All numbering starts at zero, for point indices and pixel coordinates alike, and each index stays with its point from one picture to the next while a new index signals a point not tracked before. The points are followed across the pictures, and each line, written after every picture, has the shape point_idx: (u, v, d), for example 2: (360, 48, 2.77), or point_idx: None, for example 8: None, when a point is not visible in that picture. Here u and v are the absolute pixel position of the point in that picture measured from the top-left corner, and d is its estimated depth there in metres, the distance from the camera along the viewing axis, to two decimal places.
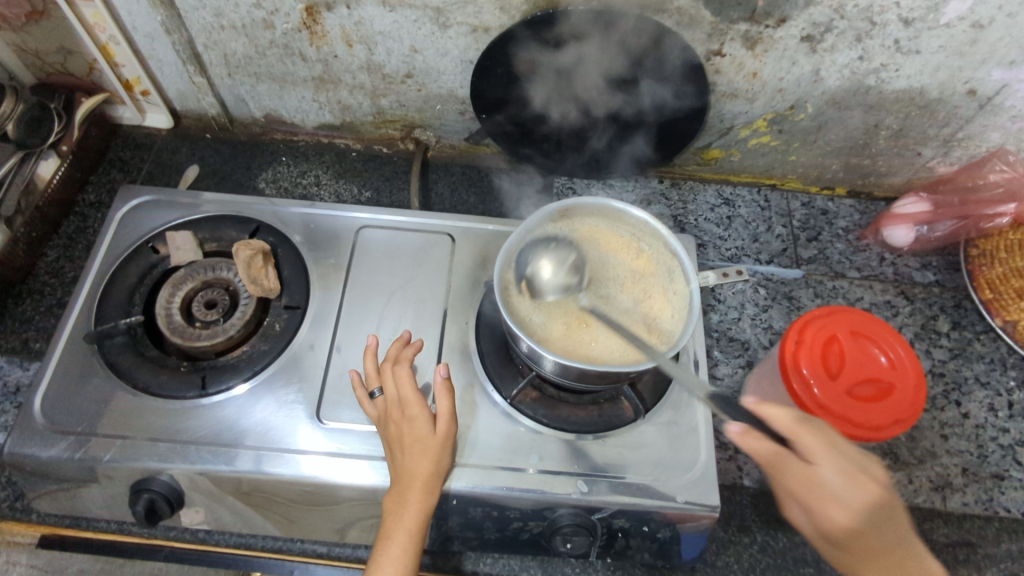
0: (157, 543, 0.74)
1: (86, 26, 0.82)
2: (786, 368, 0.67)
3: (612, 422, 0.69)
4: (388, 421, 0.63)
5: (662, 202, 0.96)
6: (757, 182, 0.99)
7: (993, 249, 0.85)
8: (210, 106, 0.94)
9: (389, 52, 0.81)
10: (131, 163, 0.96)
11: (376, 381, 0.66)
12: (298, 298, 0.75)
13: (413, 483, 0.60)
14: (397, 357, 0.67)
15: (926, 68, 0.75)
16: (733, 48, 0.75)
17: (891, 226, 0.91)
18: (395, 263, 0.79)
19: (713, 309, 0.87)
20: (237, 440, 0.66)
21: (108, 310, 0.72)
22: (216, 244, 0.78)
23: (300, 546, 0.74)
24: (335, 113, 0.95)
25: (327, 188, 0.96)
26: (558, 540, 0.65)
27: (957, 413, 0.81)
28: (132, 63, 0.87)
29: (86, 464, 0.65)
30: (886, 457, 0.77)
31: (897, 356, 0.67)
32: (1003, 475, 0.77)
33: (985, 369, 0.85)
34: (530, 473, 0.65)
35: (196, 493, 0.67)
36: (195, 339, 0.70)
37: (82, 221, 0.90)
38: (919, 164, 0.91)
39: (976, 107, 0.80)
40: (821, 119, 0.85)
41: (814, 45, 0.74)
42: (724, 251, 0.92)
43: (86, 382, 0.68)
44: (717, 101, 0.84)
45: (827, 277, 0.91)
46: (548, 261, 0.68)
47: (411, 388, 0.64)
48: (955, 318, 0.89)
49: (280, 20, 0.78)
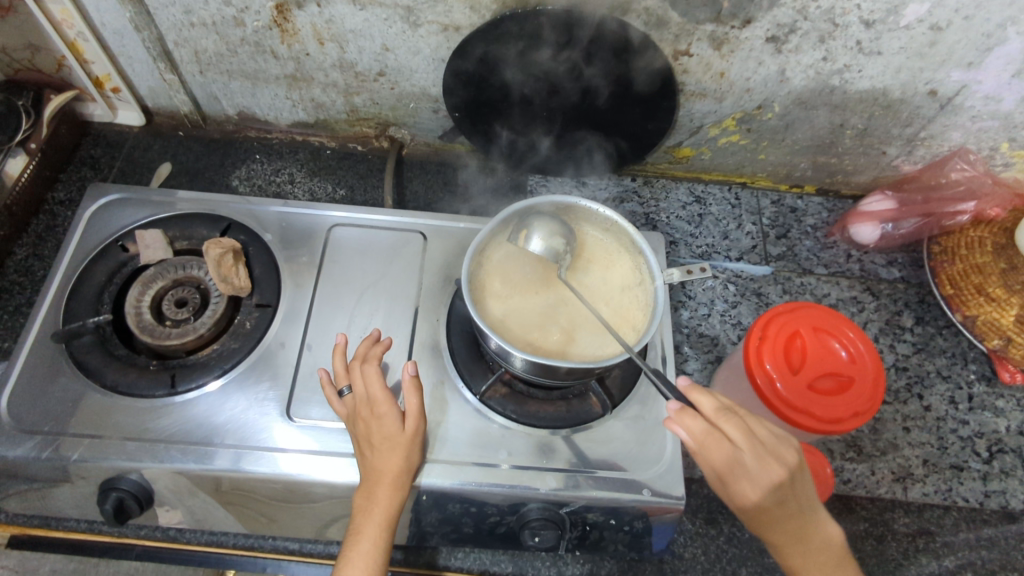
0: (128, 542, 0.74)
1: (54, 23, 0.81)
2: (751, 363, 0.68)
3: (581, 417, 0.70)
4: (357, 420, 0.64)
5: (634, 200, 0.97)
6: (728, 180, 1.00)
7: (954, 246, 0.87)
8: (183, 103, 0.94)
9: (360, 50, 0.82)
10: (102, 161, 0.95)
11: (345, 380, 0.66)
12: (269, 296, 0.75)
13: (382, 480, 0.60)
14: (366, 356, 0.67)
15: (888, 69, 0.77)
16: (700, 49, 0.77)
17: (857, 224, 0.93)
18: (368, 261, 0.79)
19: (684, 306, 0.88)
20: (207, 437, 0.66)
21: (77, 309, 0.72)
22: (187, 242, 0.78)
23: (271, 543, 0.73)
24: (309, 111, 0.95)
25: (301, 186, 0.96)
26: (527, 534, 0.66)
27: (919, 406, 0.83)
28: (102, 60, 0.86)
29: (54, 464, 0.64)
30: (849, 449, 0.79)
31: (857, 350, 0.69)
32: (961, 466, 0.80)
33: (946, 363, 0.87)
34: (500, 469, 0.66)
35: (165, 491, 0.67)
36: (165, 337, 0.70)
37: (52, 219, 0.89)
38: (884, 163, 0.93)
39: (937, 107, 0.82)
40: (788, 119, 0.86)
41: (779, 46, 0.75)
42: (694, 248, 0.94)
43: (54, 381, 0.68)
44: (686, 101, 0.85)
45: (795, 274, 0.93)
46: (524, 261, 0.69)
47: (380, 387, 0.64)
48: (919, 314, 0.91)
49: (250, 17, 0.78)
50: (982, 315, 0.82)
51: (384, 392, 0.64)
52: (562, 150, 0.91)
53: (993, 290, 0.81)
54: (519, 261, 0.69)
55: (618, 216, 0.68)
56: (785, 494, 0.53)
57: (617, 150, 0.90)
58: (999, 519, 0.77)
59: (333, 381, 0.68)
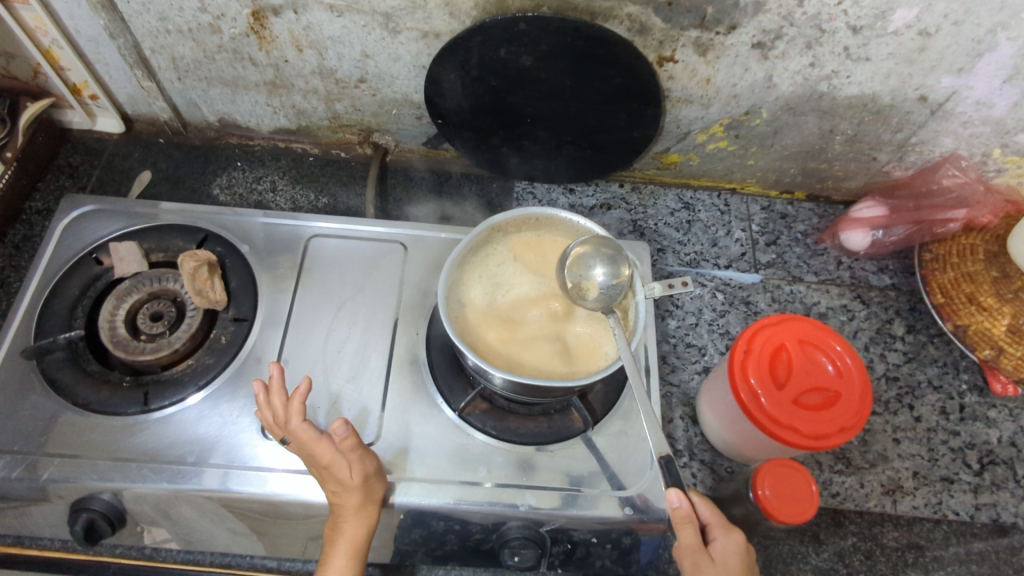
0: (104, 560, 0.73)
1: (27, 31, 0.80)
2: (735, 376, 0.67)
3: (562, 433, 0.69)
4: (310, 463, 0.61)
5: (622, 207, 0.96)
6: (717, 186, 0.99)
7: (945, 254, 0.85)
8: (162, 110, 0.93)
9: (340, 57, 0.80)
10: (81, 169, 0.94)
11: (278, 431, 0.62)
12: (245, 310, 0.73)
13: (346, 513, 0.60)
14: (286, 411, 0.60)
15: (877, 74, 0.75)
16: (685, 55, 0.75)
17: (848, 230, 0.92)
18: (347, 273, 0.78)
19: (671, 315, 0.87)
20: (182, 456, 0.65)
21: (49, 324, 0.70)
22: (163, 254, 0.76)
23: (249, 561, 0.74)
24: (291, 118, 0.93)
25: (282, 194, 0.94)
26: (507, 553, 0.64)
27: (909, 417, 0.82)
28: (78, 68, 0.85)
29: (24, 483, 0.63)
30: (838, 462, 0.78)
31: (844, 364, 0.67)
32: (952, 478, 0.79)
33: (938, 372, 0.86)
34: (480, 486, 0.65)
35: (138, 511, 0.66)
36: (139, 352, 0.68)
37: (28, 229, 0.88)
38: (875, 169, 0.92)
39: (928, 113, 0.80)
40: (777, 124, 0.85)
41: (765, 51, 0.74)
42: (683, 256, 0.92)
43: (24, 399, 0.67)
44: (672, 106, 0.84)
45: (785, 282, 0.92)
46: (533, 260, 0.70)
47: (314, 440, 0.59)
48: (910, 322, 0.90)
49: (226, 24, 0.76)
50: (973, 325, 0.80)
51: (321, 444, 0.59)
52: (548, 157, 0.90)
53: (985, 299, 0.80)
54: (531, 260, 0.70)
55: (638, 283, 0.64)
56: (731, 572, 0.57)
57: (601, 157, 0.88)
58: (989, 532, 0.76)
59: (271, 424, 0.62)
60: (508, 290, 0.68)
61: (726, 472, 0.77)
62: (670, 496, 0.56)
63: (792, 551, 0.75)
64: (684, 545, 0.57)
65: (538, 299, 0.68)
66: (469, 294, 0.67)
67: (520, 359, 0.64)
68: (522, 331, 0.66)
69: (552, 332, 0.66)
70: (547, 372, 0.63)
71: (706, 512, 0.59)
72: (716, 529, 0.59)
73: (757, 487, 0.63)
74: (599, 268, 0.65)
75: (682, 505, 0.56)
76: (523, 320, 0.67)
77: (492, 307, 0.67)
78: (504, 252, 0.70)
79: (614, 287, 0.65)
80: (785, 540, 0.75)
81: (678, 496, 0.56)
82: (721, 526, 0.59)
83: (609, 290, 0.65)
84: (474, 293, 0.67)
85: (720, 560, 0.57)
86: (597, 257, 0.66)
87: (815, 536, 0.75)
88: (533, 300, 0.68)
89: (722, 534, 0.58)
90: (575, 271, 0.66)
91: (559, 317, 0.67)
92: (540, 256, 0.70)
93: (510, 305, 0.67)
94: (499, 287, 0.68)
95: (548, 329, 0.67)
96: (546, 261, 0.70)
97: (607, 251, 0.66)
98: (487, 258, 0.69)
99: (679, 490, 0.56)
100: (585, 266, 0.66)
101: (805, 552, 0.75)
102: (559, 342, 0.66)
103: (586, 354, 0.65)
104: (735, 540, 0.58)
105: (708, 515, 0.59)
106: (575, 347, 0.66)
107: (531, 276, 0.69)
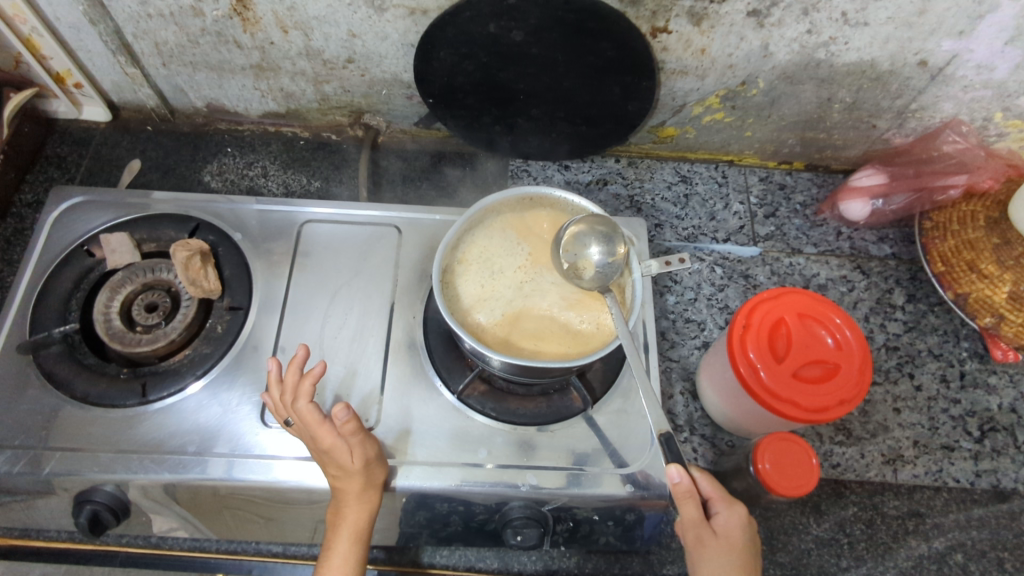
0: (111, 550, 0.73)
1: (6, 19, 0.78)
2: (734, 351, 0.66)
3: (561, 413, 0.69)
4: (312, 447, 0.61)
5: (618, 182, 0.95)
6: (714, 158, 0.98)
7: (945, 221, 0.84)
8: (148, 97, 0.91)
9: (326, 37, 0.78)
10: (69, 159, 0.92)
11: (285, 412, 0.63)
12: (241, 298, 0.73)
13: (346, 499, 0.60)
14: (295, 391, 0.61)
15: (876, 40, 0.73)
16: (679, 25, 0.73)
17: (848, 201, 0.91)
18: (342, 257, 0.77)
19: (670, 291, 0.86)
20: (183, 446, 0.65)
21: (43, 319, 0.70)
22: (155, 244, 0.76)
23: (255, 546, 0.74)
24: (279, 101, 0.92)
25: (274, 179, 0.93)
26: (509, 533, 0.64)
27: (910, 386, 0.82)
28: (60, 56, 0.83)
29: (26, 478, 0.63)
30: (838, 433, 0.78)
31: (843, 337, 0.67)
32: (953, 446, 0.79)
33: (938, 341, 0.86)
34: (481, 468, 0.65)
35: (143, 502, 0.66)
36: (136, 344, 0.68)
37: (19, 222, 0.87)
38: (875, 136, 0.90)
39: (927, 78, 0.78)
40: (774, 94, 0.84)
41: (761, 19, 0.72)
42: (680, 230, 0.91)
43: (22, 394, 0.67)
44: (668, 79, 0.82)
45: (783, 253, 0.91)
46: (527, 238, 0.69)
47: (317, 422, 0.60)
48: (911, 291, 0.89)
49: (209, 7, 0.75)
50: (974, 292, 0.79)
51: (323, 427, 0.59)
52: None
53: (986, 267, 0.79)
54: (524, 238, 0.69)
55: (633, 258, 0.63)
56: (734, 545, 0.57)
57: (597, 133, 0.87)
58: (990, 498, 0.77)
59: (277, 406, 0.63)
60: (501, 270, 0.67)
61: (727, 446, 0.77)
62: (670, 472, 0.56)
63: (793, 522, 0.75)
64: (686, 519, 0.58)
65: (532, 277, 0.68)
66: (463, 277, 0.67)
67: (516, 339, 0.64)
68: (517, 311, 0.66)
69: (549, 311, 0.66)
70: (544, 351, 0.63)
71: (707, 487, 0.59)
72: (717, 503, 0.59)
73: (757, 461, 0.63)
74: (595, 247, 0.65)
75: (683, 481, 0.56)
76: (519, 298, 0.66)
77: (487, 286, 0.66)
78: (496, 231, 0.69)
79: (610, 266, 0.65)
80: (786, 512, 0.76)
81: (678, 471, 0.56)
82: (722, 500, 0.59)
83: (606, 268, 0.65)
84: (469, 274, 0.67)
85: (723, 533, 0.58)
86: (592, 236, 0.65)
87: (816, 507, 0.76)
88: (530, 277, 0.67)
89: (724, 508, 0.59)
90: (570, 249, 0.66)
91: (555, 295, 0.67)
92: (533, 234, 0.69)
93: (506, 284, 0.67)
94: (492, 267, 0.67)
95: (546, 307, 0.66)
96: (541, 238, 0.69)
97: (601, 229, 0.65)
98: (479, 239, 0.69)
99: (679, 466, 0.56)
100: (581, 245, 0.65)
101: (806, 523, 0.75)
102: (556, 321, 0.65)
103: (583, 331, 0.65)
104: (737, 513, 0.59)
105: (708, 490, 0.59)
106: (573, 324, 0.65)
107: (525, 254, 0.68)
